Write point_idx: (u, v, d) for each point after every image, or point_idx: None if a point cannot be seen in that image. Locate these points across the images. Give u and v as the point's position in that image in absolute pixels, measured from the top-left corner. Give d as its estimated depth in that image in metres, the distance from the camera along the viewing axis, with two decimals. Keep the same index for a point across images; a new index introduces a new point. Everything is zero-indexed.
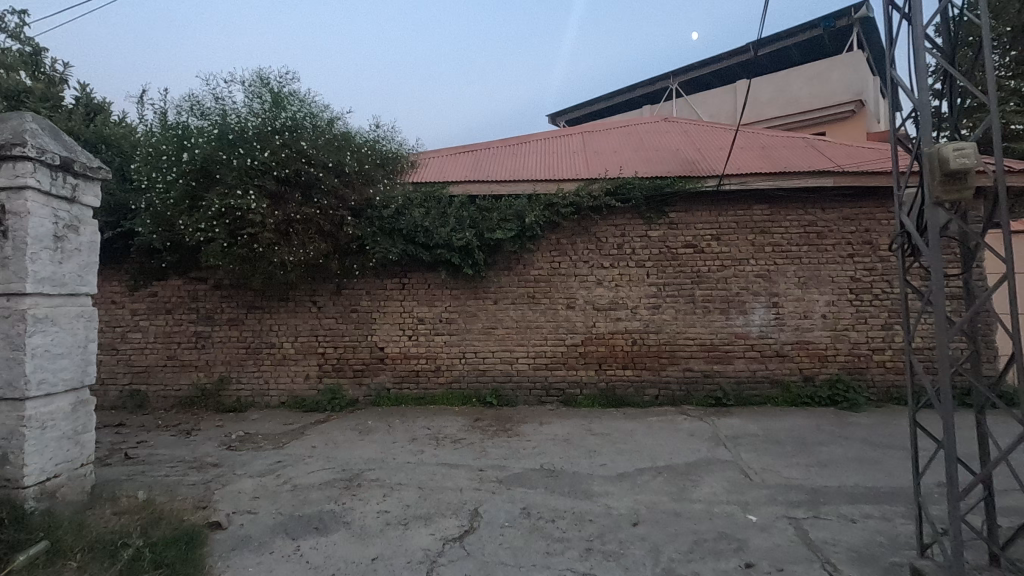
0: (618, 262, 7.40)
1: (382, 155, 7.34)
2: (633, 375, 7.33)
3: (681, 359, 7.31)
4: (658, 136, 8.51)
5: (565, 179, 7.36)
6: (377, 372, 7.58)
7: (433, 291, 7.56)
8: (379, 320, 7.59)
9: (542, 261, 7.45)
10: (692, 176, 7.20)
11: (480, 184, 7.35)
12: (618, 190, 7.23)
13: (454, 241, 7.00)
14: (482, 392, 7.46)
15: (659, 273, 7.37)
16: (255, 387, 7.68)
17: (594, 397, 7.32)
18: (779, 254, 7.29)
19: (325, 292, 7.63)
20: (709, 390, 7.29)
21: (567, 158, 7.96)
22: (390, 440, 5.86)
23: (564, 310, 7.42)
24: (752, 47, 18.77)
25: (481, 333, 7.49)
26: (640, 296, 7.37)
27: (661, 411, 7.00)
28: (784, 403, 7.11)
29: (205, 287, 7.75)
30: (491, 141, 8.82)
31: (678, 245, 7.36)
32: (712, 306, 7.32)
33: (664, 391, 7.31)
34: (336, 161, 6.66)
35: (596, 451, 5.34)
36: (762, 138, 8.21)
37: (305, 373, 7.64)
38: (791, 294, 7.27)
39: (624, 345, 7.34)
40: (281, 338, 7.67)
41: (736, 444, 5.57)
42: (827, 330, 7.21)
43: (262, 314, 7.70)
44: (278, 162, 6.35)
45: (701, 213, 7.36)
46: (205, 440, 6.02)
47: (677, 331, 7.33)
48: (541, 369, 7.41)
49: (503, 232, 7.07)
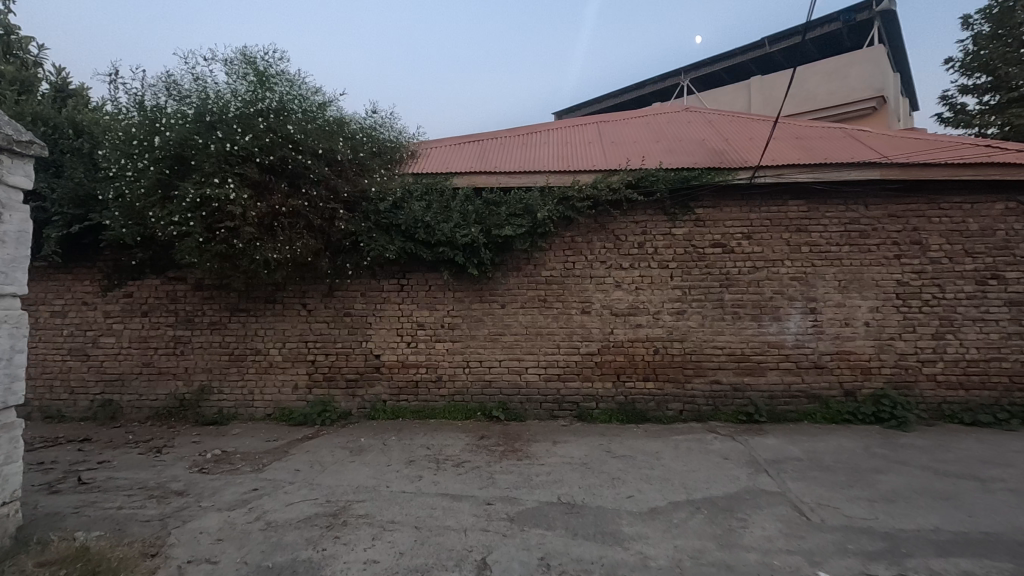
0: (639, 263, 6.71)
1: (379, 144, 6.67)
2: (654, 387, 6.64)
3: (708, 371, 6.62)
4: (681, 127, 7.81)
5: (580, 171, 6.67)
6: (372, 382, 6.90)
7: (434, 294, 6.87)
8: (375, 325, 6.91)
9: (555, 262, 6.76)
10: (722, 167, 6.50)
11: (487, 176, 6.67)
12: (639, 183, 6.54)
13: (457, 239, 6.31)
14: (488, 405, 6.77)
15: (683, 275, 6.68)
16: (238, 397, 7.00)
17: (611, 412, 6.62)
18: (818, 255, 6.59)
19: (315, 295, 6.95)
20: (739, 405, 6.59)
21: (582, 149, 7.26)
22: (383, 462, 5.16)
23: (578, 316, 6.73)
24: (766, 41, 18.09)
25: (487, 340, 6.80)
26: (663, 300, 6.68)
27: (687, 428, 6.30)
28: (823, 420, 6.41)
29: (184, 287, 7.08)
30: (498, 131, 8.14)
31: (705, 244, 6.67)
32: (743, 312, 6.62)
33: (689, 405, 6.61)
34: (328, 148, 5.99)
35: (621, 480, 4.64)
36: (795, 128, 7.51)
37: (293, 383, 6.96)
38: (830, 300, 6.56)
39: (645, 354, 6.65)
40: (267, 344, 7.00)
41: (780, 471, 4.86)
42: (870, 339, 6.51)
43: (247, 318, 7.02)
44: (262, 148, 5.67)
45: (731, 209, 6.67)
46: (176, 460, 5.33)
47: (703, 340, 6.63)
48: (552, 381, 6.72)
49: (512, 228, 6.39)
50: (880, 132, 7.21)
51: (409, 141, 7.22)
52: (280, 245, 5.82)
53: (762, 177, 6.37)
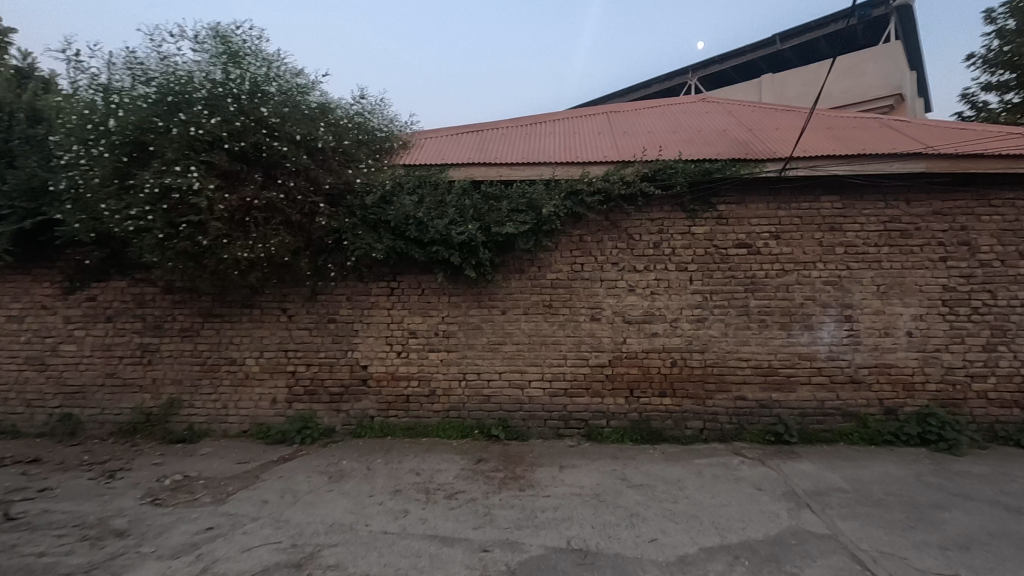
0: (655, 265, 6.05)
1: (366, 132, 6.02)
2: (671, 403, 5.97)
3: (732, 386, 5.95)
4: (698, 117, 7.16)
5: (590, 162, 6.01)
6: (358, 396, 6.23)
7: (427, 298, 6.21)
8: (362, 333, 6.25)
9: (561, 263, 6.10)
10: (748, 159, 5.84)
11: (486, 168, 6.02)
12: (655, 176, 5.89)
13: (453, 237, 5.64)
14: (487, 422, 6.10)
15: (704, 278, 6.02)
16: (211, 412, 6.33)
17: (623, 431, 5.96)
18: (854, 257, 5.92)
19: (296, 299, 6.29)
20: (766, 423, 5.91)
21: (591, 139, 6.61)
22: (364, 493, 4.49)
23: (587, 323, 6.07)
24: (778, 38, 17.43)
25: (486, 350, 6.13)
26: (681, 306, 6.02)
27: (709, 451, 5.62)
28: (861, 441, 5.72)
29: (153, 290, 6.43)
30: (499, 121, 7.51)
31: (728, 244, 6.01)
32: (770, 320, 5.95)
33: (710, 424, 5.94)
34: (307, 134, 5.34)
35: (640, 518, 3.96)
36: (824, 118, 6.87)
37: (272, 397, 6.30)
38: (868, 306, 5.89)
39: (661, 367, 5.99)
40: (243, 354, 6.33)
41: (824, 506, 4.18)
42: (913, 351, 5.83)
43: (221, 325, 6.37)
44: (232, 133, 5.03)
45: (757, 206, 6.01)
46: (128, 487, 4.66)
47: (726, 350, 5.96)
48: (558, 396, 6.05)
49: (514, 225, 5.73)
50: (919, 122, 6.55)
51: (401, 130, 6.57)
52: (252, 242, 5.15)
53: (793, 169, 5.72)
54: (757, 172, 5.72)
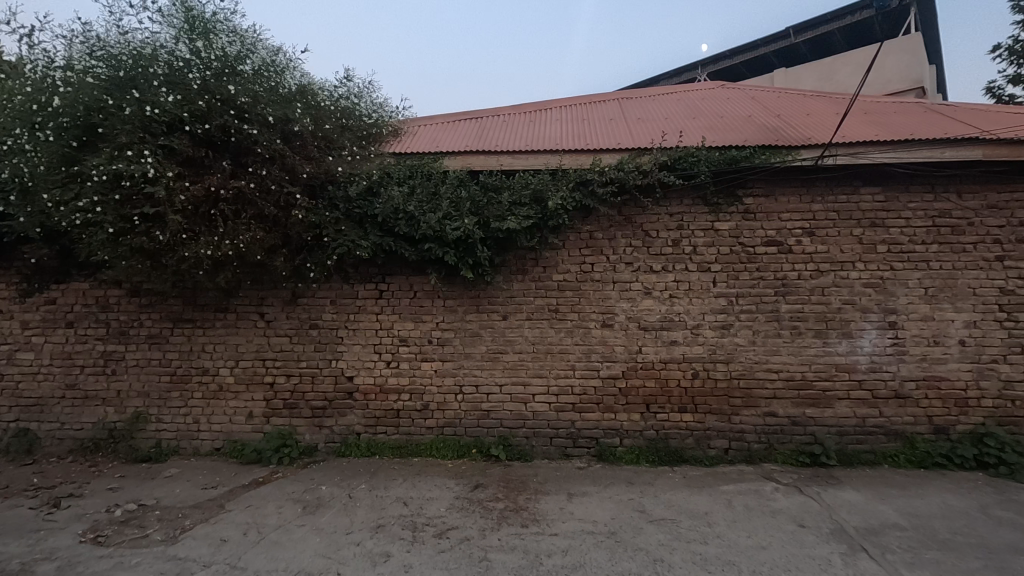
0: (674, 265, 5.41)
1: (352, 117, 5.40)
2: (692, 420, 5.34)
3: (761, 401, 5.30)
4: (719, 102, 6.52)
5: (602, 150, 5.38)
6: (343, 411, 5.61)
7: (420, 302, 5.58)
8: (347, 340, 5.63)
9: (569, 263, 5.47)
10: (779, 146, 5.19)
11: (485, 156, 5.39)
12: (675, 165, 5.25)
13: (447, 233, 5.01)
14: (486, 440, 5.47)
15: (729, 280, 5.38)
16: (181, 428, 5.72)
17: (638, 451, 5.33)
18: (899, 257, 5.27)
19: (275, 303, 5.68)
20: (800, 443, 5.26)
21: (602, 126, 5.96)
22: (341, 529, 3.87)
23: (598, 330, 5.43)
24: (792, 31, 16.67)
25: (485, 360, 5.50)
26: (703, 311, 5.38)
27: (736, 475, 4.97)
28: (908, 464, 5.07)
29: (118, 292, 5.82)
30: (501, 108, 6.89)
31: (755, 242, 5.37)
32: (804, 327, 5.30)
33: (736, 444, 5.30)
34: (282, 116, 4.71)
35: (666, 566, 3.32)
36: (859, 103, 6.21)
37: (247, 411, 5.68)
38: (915, 312, 5.23)
39: (681, 379, 5.36)
40: (217, 364, 5.72)
41: (883, 550, 3.52)
42: (966, 362, 5.17)
43: (193, 331, 5.76)
44: (194, 115, 4.41)
45: (788, 199, 5.37)
46: (70, 521, 4.05)
47: (754, 361, 5.32)
48: (566, 411, 5.42)
49: (516, 220, 5.09)
50: (968, 106, 5.87)
51: (391, 116, 5.95)
52: (218, 238, 4.53)
53: (831, 156, 5.07)
54: (791, 160, 5.08)
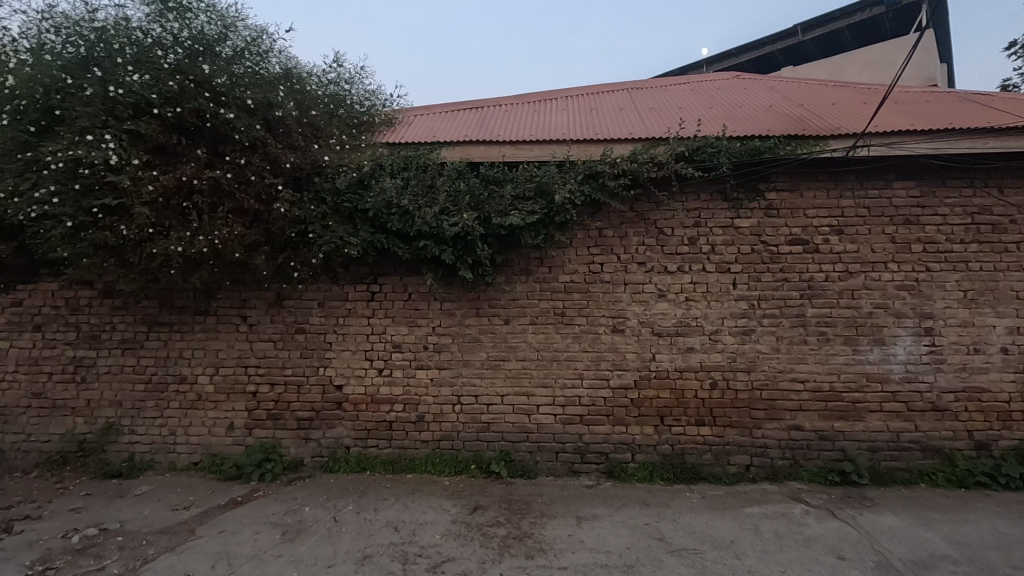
0: (691, 266, 4.99)
1: (341, 104, 4.98)
2: (710, 434, 4.92)
3: (785, 414, 4.88)
4: (737, 92, 6.10)
5: (613, 141, 4.96)
6: (332, 423, 5.18)
7: (415, 305, 5.16)
8: (336, 346, 5.20)
9: (577, 263, 5.04)
10: (806, 136, 4.78)
11: (486, 147, 4.96)
12: (692, 156, 4.82)
13: (444, 229, 4.59)
14: (486, 455, 5.05)
15: (750, 282, 4.96)
16: (156, 440, 5.29)
17: (651, 468, 4.90)
18: (936, 257, 4.84)
19: (258, 305, 5.25)
20: (828, 460, 4.83)
21: (612, 116, 5.54)
22: (322, 561, 3.44)
23: (607, 336, 5.00)
24: (800, 29, 16.24)
25: (485, 368, 5.07)
26: (722, 315, 4.96)
27: (760, 495, 4.54)
28: (947, 483, 4.63)
29: (89, 293, 5.39)
30: (503, 98, 6.48)
31: (779, 240, 4.95)
32: (832, 333, 4.88)
33: (758, 460, 4.87)
34: (263, 100, 4.29)
35: None
36: (887, 92, 5.79)
37: (228, 422, 5.25)
38: (953, 317, 4.81)
39: (698, 390, 4.94)
40: (195, 371, 5.29)
41: None
42: (1009, 372, 4.75)
43: (169, 335, 5.33)
44: (164, 97, 3.99)
45: (814, 193, 4.94)
46: (20, 550, 3.62)
47: (778, 370, 4.89)
48: (572, 424, 5.00)
49: (519, 215, 4.67)
50: (1007, 96, 5.45)
51: (385, 104, 5.53)
52: (190, 233, 4.11)
53: (863, 147, 4.65)
54: (820, 151, 4.66)
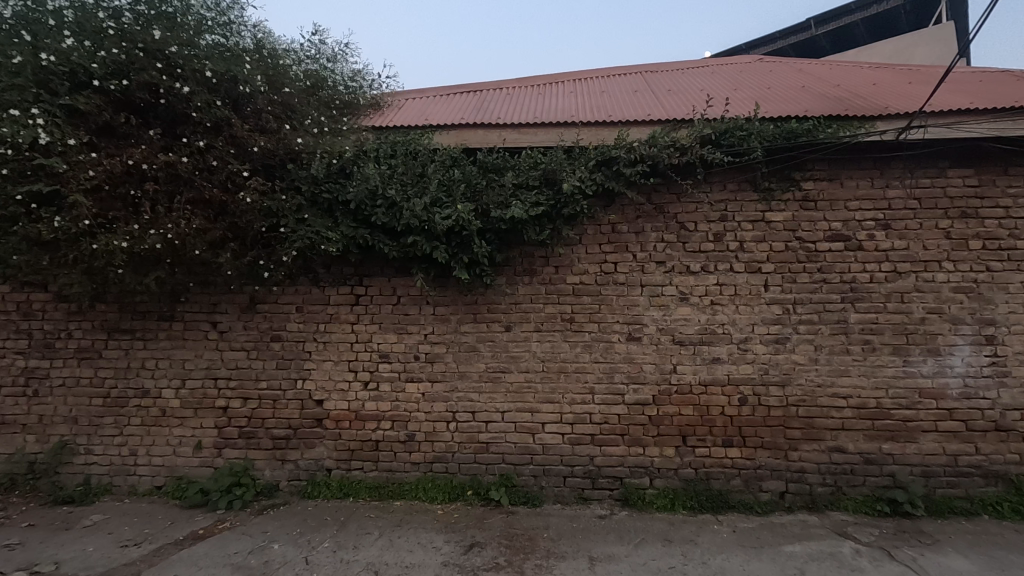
0: (716, 265, 4.40)
1: (321, 81, 4.41)
2: (739, 456, 4.33)
3: (825, 433, 4.28)
4: (763, 74, 5.51)
5: (629, 123, 4.37)
6: (311, 443, 4.60)
7: (405, 310, 4.58)
8: (316, 356, 4.62)
9: (587, 262, 4.46)
10: (850, 117, 4.19)
11: (485, 130, 4.39)
12: (719, 139, 4.24)
13: (436, 223, 4.01)
14: (484, 479, 4.46)
15: (784, 283, 4.36)
16: (114, 461, 4.72)
17: (672, 495, 4.31)
18: (997, 254, 4.24)
19: (229, 310, 4.69)
20: (875, 487, 4.23)
21: (626, 98, 4.96)
22: None
23: (622, 345, 4.42)
24: (813, 22, 15.00)
25: (484, 381, 4.49)
26: (753, 322, 4.36)
27: (800, 529, 3.93)
28: (1016, 515, 4.02)
29: (41, 296, 4.82)
30: (504, 82, 5.91)
31: (817, 236, 4.36)
32: (879, 341, 4.27)
33: (795, 487, 4.27)
34: (226, 73, 3.72)
35: None
36: (933, 73, 5.20)
37: (195, 441, 4.68)
38: (1019, 324, 4.20)
39: (725, 406, 4.35)
40: (158, 383, 4.72)
41: None
42: None
43: (131, 344, 4.76)
44: (108, 67, 3.49)
45: (857, 183, 4.35)
46: None
47: (817, 384, 4.30)
48: (582, 445, 4.41)
49: (522, 207, 4.09)
50: None
51: (372, 85, 4.96)
52: (138, 226, 3.59)
53: (917, 128, 4.06)
54: (866, 133, 4.07)
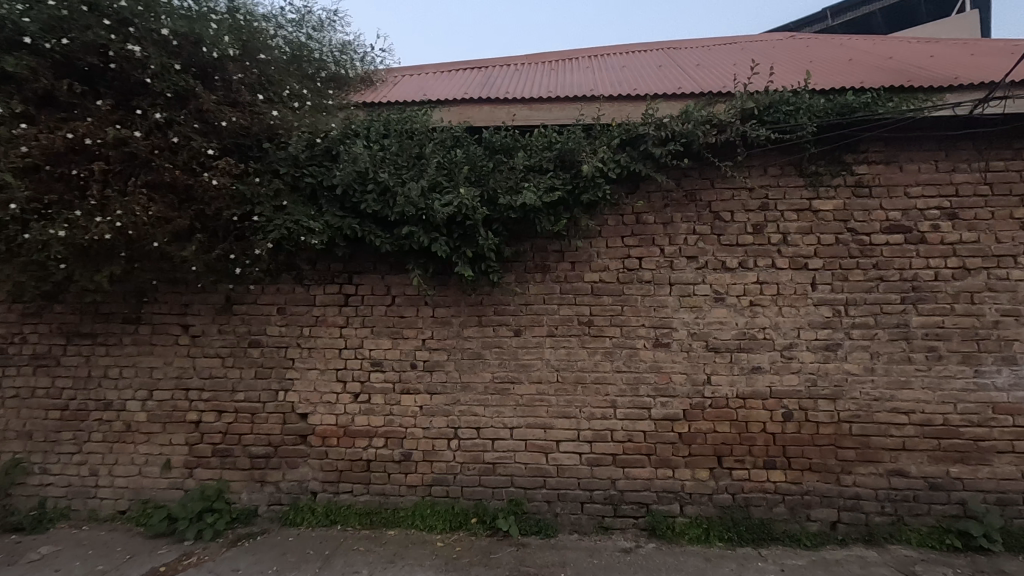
0: (757, 261, 3.84)
1: (304, 50, 3.87)
2: (783, 481, 3.76)
3: (883, 454, 3.71)
4: (801, 49, 4.94)
5: (656, 97, 3.82)
6: (294, 462, 4.06)
7: (400, 312, 4.03)
8: (299, 364, 4.08)
9: (608, 257, 3.91)
10: (912, 89, 3.63)
11: (492, 107, 3.84)
12: (762, 115, 3.68)
13: (435, 211, 3.47)
14: (490, 505, 3.91)
15: (835, 282, 3.80)
16: (73, 482, 4.18)
17: (706, 524, 3.75)
18: None
19: (202, 311, 4.15)
20: (942, 517, 3.66)
21: (651, 73, 4.41)
22: None
23: (648, 352, 3.86)
24: (829, 14, 13.80)
25: (490, 393, 3.93)
26: (799, 326, 3.80)
27: (860, 568, 3.37)
28: None
29: None
30: (512, 60, 5.36)
31: (872, 227, 3.80)
32: (946, 349, 3.70)
33: (849, 516, 3.70)
34: (189, 34, 3.20)
35: None
36: (995, 46, 4.63)
37: (163, 460, 4.13)
38: None
39: (767, 422, 3.78)
40: (123, 395, 4.18)
41: None
42: None
43: (92, 349, 4.22)
44: (44, 24, 2.97)
45: (919, 166, 3.79)
46: None
47: (873, 398, 3.73)
48: (602, 466, 3.86)
49: (534, 192, 3.54)
50: None
51: (363, 59, 4.42)
52: (82, 213, 3.07)
53: (994, 101, 3.49)
54: (933, 107, 3.51)
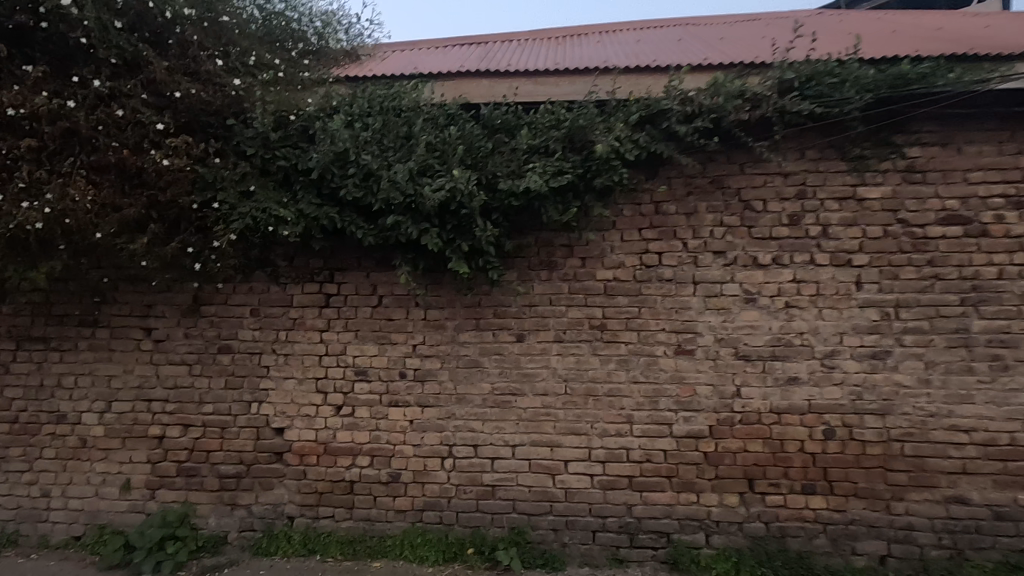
0: (794, 256, 3.37)
1: (278, 16, 3.42)
2: (825, 508, 3.28)
3: (940, 479, 3.23)
4: (834, 23, 4.47)
5: (677, 69, 3.36)
6: (268, 483, 3.60)
7: (387, 314, 3.57)
8: (275, 372, 3.62)
9: (623, 253, 3.44)
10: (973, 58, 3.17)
11: (491, 81, 3.39)
12: (800, 88, 3.21)
13: (425, 197, 3.01)
14: (489, 533, 3.44)
15: (883, 281, 3.32)
16: (22, 504, 3.73)
17: (736, 557, 3.27)
18: None
19: (167, 313, 3.70)
20: (1009, 552, 3.17)
21: (669, 46, 3.94)
22: None
23: (669, 360, 3.39)
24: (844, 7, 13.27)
25: (488, 406, 3.47)
26: (842, 331, 3.32)
27: None
28: None
29: None
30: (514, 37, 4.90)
31: (926, 218, 3.32)
32: (1013, 358, 3.22)
33: (900, 549, 3.22)
34: None
35: None
36: None
37: (123, 480, 3.68)
38: None
39: (807, 441, 3.30)
40: (78, 407, 3.73)
41: None
42: None
43: (44, 355, 3.77)
44: None
45: (981, 148, 3.30)
46: None
47: (929, 415, 3.25)
48: (617, 490, 3.39)
49: (538, 176, 3.08)
50: None
51: (349, 31, 3.97)
52: (4, 198, 2.65)
53: None
54: (1001, 77, 3.04)
